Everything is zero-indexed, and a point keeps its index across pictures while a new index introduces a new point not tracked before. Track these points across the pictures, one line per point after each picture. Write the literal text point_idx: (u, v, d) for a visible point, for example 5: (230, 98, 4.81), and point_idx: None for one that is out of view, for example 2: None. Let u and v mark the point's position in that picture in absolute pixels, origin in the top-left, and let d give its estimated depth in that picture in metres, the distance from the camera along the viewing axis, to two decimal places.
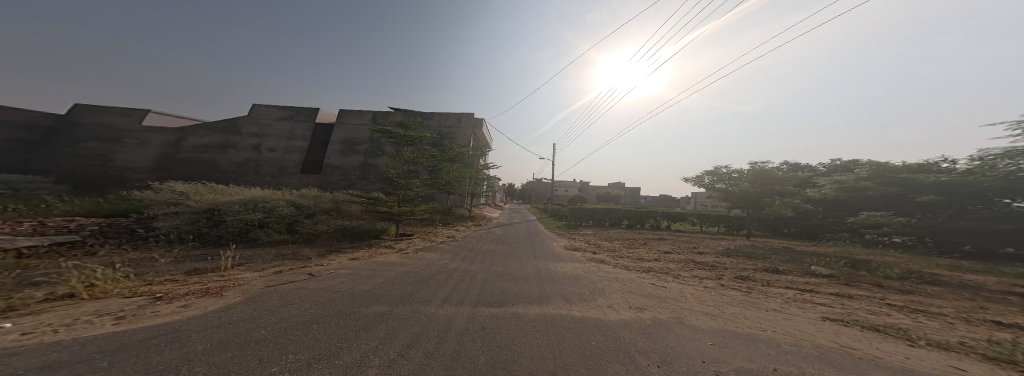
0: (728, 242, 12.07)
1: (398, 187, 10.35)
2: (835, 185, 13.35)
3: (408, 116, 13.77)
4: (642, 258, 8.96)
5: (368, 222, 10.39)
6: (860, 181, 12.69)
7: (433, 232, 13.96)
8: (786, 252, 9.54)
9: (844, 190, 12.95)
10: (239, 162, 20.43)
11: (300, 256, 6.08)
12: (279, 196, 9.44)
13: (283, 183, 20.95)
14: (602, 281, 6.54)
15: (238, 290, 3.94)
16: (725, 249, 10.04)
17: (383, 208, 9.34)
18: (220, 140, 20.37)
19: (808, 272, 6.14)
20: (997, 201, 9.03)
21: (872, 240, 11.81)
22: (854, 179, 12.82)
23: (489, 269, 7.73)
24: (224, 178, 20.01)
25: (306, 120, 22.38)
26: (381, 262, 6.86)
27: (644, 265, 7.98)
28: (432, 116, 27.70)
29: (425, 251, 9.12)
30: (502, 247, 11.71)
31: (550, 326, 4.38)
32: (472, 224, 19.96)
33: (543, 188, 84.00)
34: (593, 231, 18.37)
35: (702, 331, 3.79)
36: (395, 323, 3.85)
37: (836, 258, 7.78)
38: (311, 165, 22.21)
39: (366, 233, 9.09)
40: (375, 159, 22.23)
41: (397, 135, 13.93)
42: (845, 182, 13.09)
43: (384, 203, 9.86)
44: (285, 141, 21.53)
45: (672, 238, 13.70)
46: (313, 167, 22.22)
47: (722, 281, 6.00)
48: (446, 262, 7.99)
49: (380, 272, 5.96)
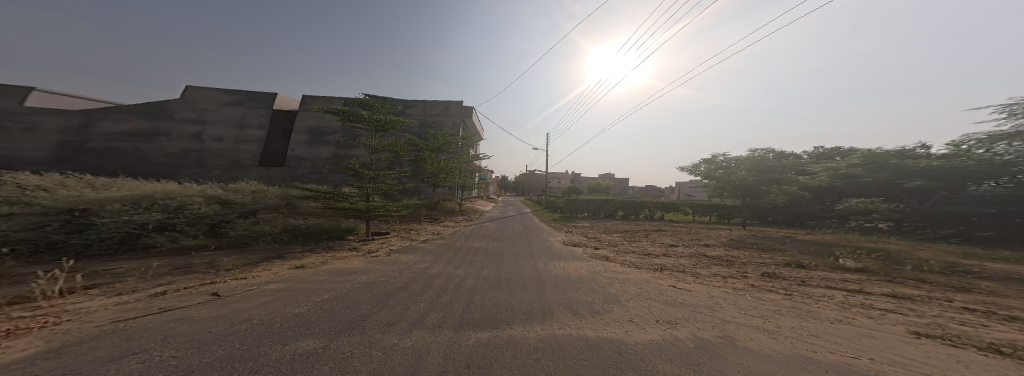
0: (728, 232, 11.68)
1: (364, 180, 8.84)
2: (828, 172, 13.11)
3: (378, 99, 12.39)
4: (649, 253, 8.12)
5: (330, 221, 8.75)
6: (851, 168, 12.43)
7: (415, 229, 12.47)
8: (791, 242, 9.09)
9: (839, 177, 12.51)
10: (175, 153, 17.55)
11: (213, 268, 4.45)
12: (203, 192, 7.46)
13: (235, 176, 18.48)
14: (611, 285, 5.56)
15: (39, 336, 2.21)
16: (731, 241, 9.42)
17: (344, 205, 7.74)
18: (146, 126, 17.20)
19: (837, 266, 5.38)
20: (969, 187, 9.22)
21: (867, 229, 11.11)
22: (846, 166, 12.53)
23: (478, 273, 6.52)
24: (157, 171, 17.05)
25: (260, 106, 19.98)
26: (340, 270, 5.41)
27: (654, 262, 7.10)
28: (414, 104, 25.49)
29: (400, 252, 7.72)
30: (492, 244, 10.54)
31: (558, 358, 3.15)
32: (462, 219, 18.53)
33: (534, 181, 83.01)
34: (589, 224, 17.73)
35: (766, 357, 2.78)
36: (323, 371, 2.46)
37: (850, 247, 7.25)
38: (272, 157, 19.68)
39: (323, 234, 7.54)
40: (344, 149, 20.06)
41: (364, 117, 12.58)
42: (837, 169, 12.85)
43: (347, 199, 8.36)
44: (235, 129, 19.02)
45: (672, 229, 13.13)
46: (274, 159, 19.66)
47: (749, 280, 5.17)
48: (427, 267, 6.69)
49: (328, 285, 4.52)
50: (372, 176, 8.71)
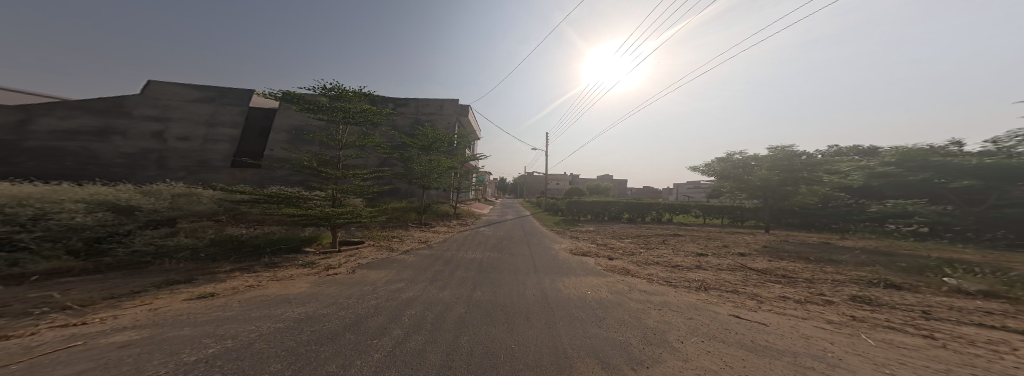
0: (752, 237, 10.45)
1: (325, 182, 7.31)
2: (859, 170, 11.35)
3: (350, 91, 11.70)
4: (675, 264, 6.76)
5: (284, 231, 7.09)
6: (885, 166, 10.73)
7: (399, 234, 10.90)
8: (838, 249, 7.72)
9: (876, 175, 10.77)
10: (132, 153, 15.77)
11: (39, 307, 2.75)
12: (103, 197, 5.64)
13: (202, 178, 16.72)
14: (646, 316, 4.14)
15: None
16: (766, 248, 8.06)
17: (294, 213, 6.06)
18: (99, 124, 15.48)
19: (952, 289, 3.97)
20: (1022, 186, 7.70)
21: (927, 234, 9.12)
22: (879, 165, 10.83)
23: (469, 297, 5.04)
24: (110, 173, 15.17)
25: (234, 103, 18.52)
26: (272, 298, 3.78)
27: (687, 277, 5.73)
28: (405, 103, 24.08)
29: (369, 268, 6.14)
30: (485, 255, 8.93)
31: None
32: (457, 223, 16.95)
33: (533, 184, 81.80)
34: (595, 228, 16.41)
35: None
36: None
37: (930, 259, 5.73)
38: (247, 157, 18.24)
39: (270, 249, 5.90)
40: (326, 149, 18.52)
41: (334, 108, 11.72)
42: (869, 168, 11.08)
43: (304, 204, 6.81)
44: (204, 128, 17.47)
45: (689, 233, 11.82)
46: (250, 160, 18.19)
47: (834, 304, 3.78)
48: (401, 289, 5.16)
49: (231, 328, 2.82)
50: (338, 178, 7.19)
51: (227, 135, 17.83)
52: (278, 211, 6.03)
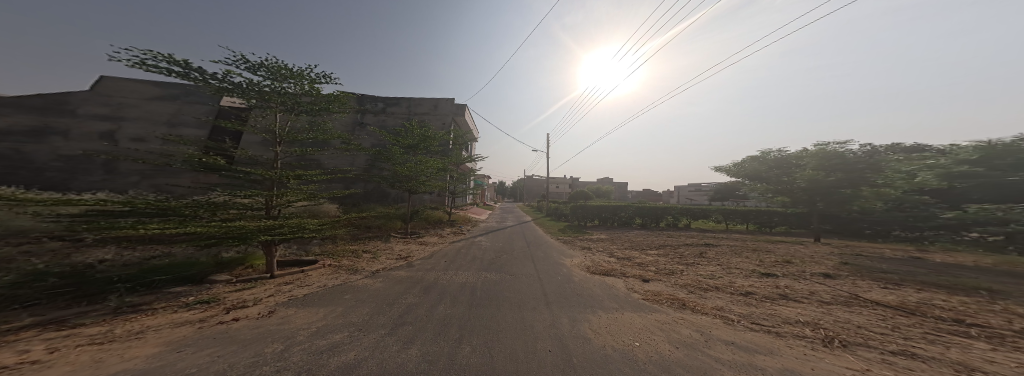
0: (801, 247, 8.71)
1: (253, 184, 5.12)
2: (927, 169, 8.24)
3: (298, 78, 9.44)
4: (743, 291, 4.89)
5: (186, 256, 4.82)
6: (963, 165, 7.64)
7: (375, 247, 8.87)
8: (947, 268, 5.82)
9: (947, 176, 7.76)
10: (72, 155, 13.68)
11: None
12: None
13: (158, 184, 14.69)
14: None
15: None
16: (846, 265, 6.19)
17: (186, 231, 3.71)
18: (35, 124, 13.54)
19: None
20: None
21: None
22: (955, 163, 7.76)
23: (451, 362, 3.02)
24: (44, 178, 13.06)
25: (201, 101, 16.67)
26: None
27: (780, 315, 3.83)
28: (397, 102, 22.53)
29: (305, 303, 4.10)
30: (481, 278, 6.93)
31: None
32: (450, 232, 14.99)
33: (532, 189, 80.29)
34: (607, 236, 14.58)
35: None
36: None
37: None
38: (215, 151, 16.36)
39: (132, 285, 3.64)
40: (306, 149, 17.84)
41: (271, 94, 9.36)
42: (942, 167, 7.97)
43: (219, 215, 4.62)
44: (164, 128, 15.57)
45: (724, 243, 10.07)
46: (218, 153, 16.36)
47: None
48: (336, 350, 3.06)
49: None
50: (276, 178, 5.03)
51: (192, 136, 15.88)
52: (146, 230, 3.47)
